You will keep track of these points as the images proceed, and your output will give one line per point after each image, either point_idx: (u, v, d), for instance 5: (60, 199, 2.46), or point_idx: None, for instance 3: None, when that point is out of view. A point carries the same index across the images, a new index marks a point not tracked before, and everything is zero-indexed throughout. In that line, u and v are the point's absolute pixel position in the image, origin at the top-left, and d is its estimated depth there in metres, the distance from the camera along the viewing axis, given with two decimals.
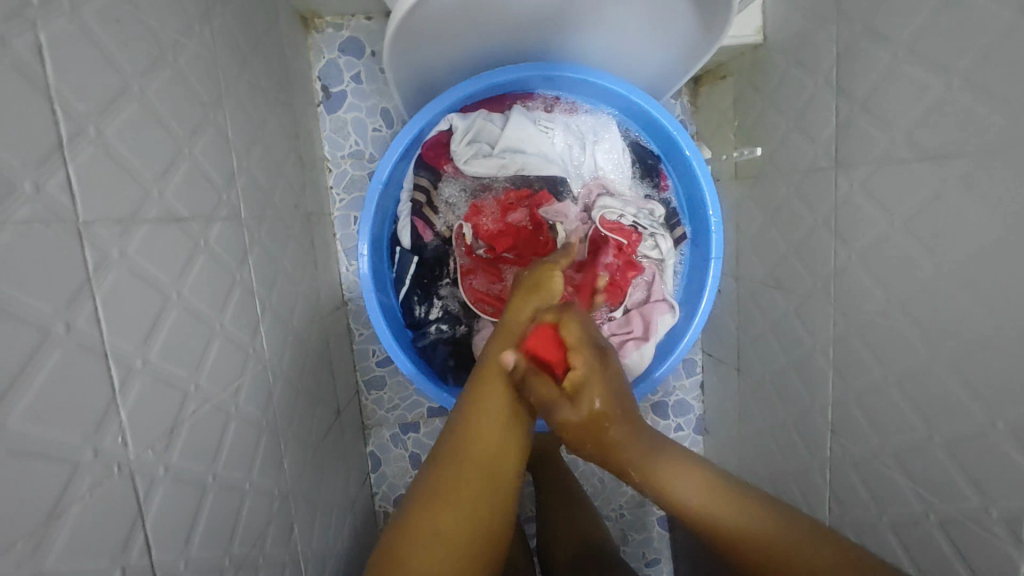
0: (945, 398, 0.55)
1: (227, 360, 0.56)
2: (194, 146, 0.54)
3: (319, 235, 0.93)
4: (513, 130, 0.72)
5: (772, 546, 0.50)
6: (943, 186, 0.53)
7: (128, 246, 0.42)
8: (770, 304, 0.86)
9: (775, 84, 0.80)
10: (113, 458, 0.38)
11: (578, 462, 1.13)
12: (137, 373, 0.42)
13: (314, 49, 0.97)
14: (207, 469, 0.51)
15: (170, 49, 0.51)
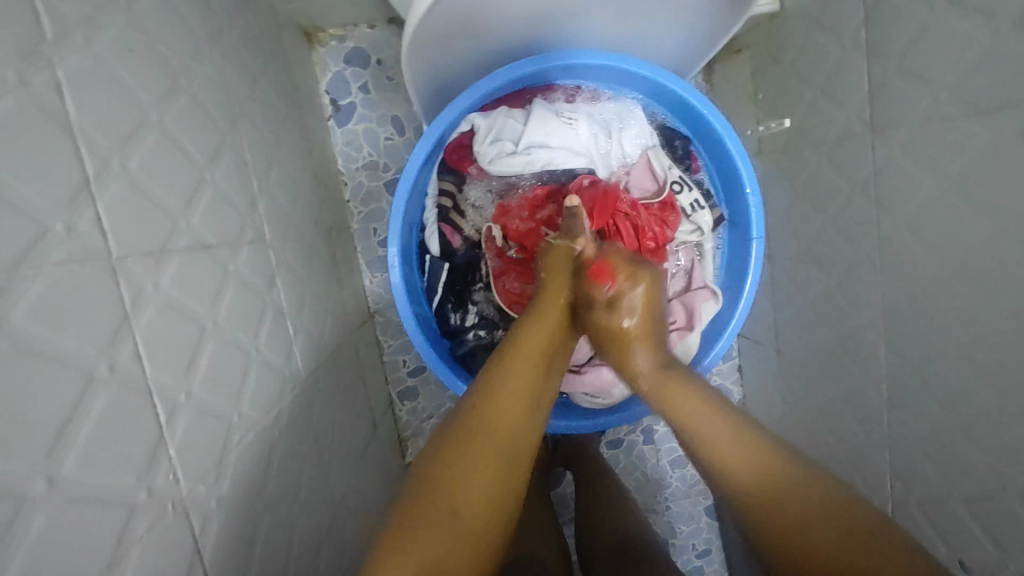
0: (1016, 365, 0.52)
1: (266, 385, 0.55)
2: (215, 171, 0.53)
3: (340, 250, 0.92)
4: (535, 125, 0.69)
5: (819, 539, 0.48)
6: (997, 141, 0.50)
7: (161, 278, 0.41)
8: (809, 281, 0.83)
9: (796, 53, 0.77)
10: (166, 496, 0.38)
11: (619, 457, 1.12)
12: (182, 407, 0.41)
13: (319, 63, 0.97)
14: (257, 497, 0.50)
15: (183, 75, 0.50)
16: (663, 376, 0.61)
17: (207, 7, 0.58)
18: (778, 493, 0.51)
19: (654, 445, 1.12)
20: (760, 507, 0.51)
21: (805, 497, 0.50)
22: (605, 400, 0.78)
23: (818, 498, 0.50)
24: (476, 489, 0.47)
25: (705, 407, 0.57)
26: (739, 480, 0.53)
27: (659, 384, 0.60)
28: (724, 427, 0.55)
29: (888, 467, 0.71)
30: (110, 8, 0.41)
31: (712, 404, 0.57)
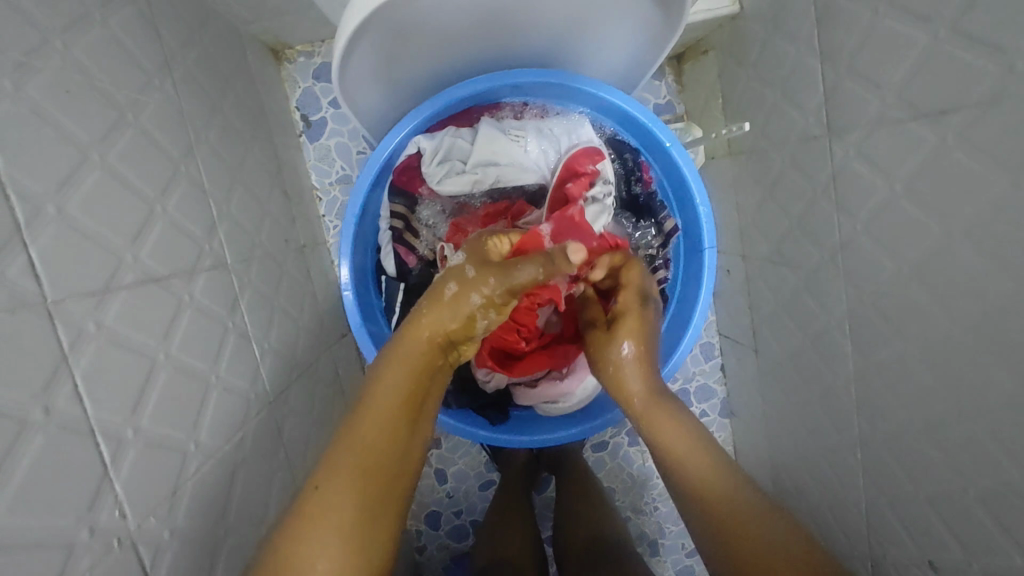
0: (969, 367, 0.52)
1: (228, 410, 0.56)
2: (167, 202, 0.54)
3: (315, 266, 0.93)
4: (483, 142, 0.70)
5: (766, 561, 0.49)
6: (941, 145, 0.50)
7: (104, 315, 0.42)
8: (780, 281, 0.83)
9: (757, 54, 0.77)
10: (111, 533, 0.39)
11: (604, 461, 1.12)
12: (129, 443, 0.42)
13: (288, 80, 0.97)
14: (218, 523, 0.51)
15: (129, 109, 0.51)
16: (653, 405, 0.60)
17: (158, 37, 0.58)
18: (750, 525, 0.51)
19: (639, 447, 1.12)
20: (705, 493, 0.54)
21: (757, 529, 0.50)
22: (564, 403, 0.77)
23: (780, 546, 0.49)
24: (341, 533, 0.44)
25: (686, 435, 0.57)
26: (697, 480, 0.54)
27: (647, 410, 0.60)
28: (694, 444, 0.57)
29: (859, 466, 0.71)
30: (44, 51, 0.41)
31: (693, 433, 0.57)
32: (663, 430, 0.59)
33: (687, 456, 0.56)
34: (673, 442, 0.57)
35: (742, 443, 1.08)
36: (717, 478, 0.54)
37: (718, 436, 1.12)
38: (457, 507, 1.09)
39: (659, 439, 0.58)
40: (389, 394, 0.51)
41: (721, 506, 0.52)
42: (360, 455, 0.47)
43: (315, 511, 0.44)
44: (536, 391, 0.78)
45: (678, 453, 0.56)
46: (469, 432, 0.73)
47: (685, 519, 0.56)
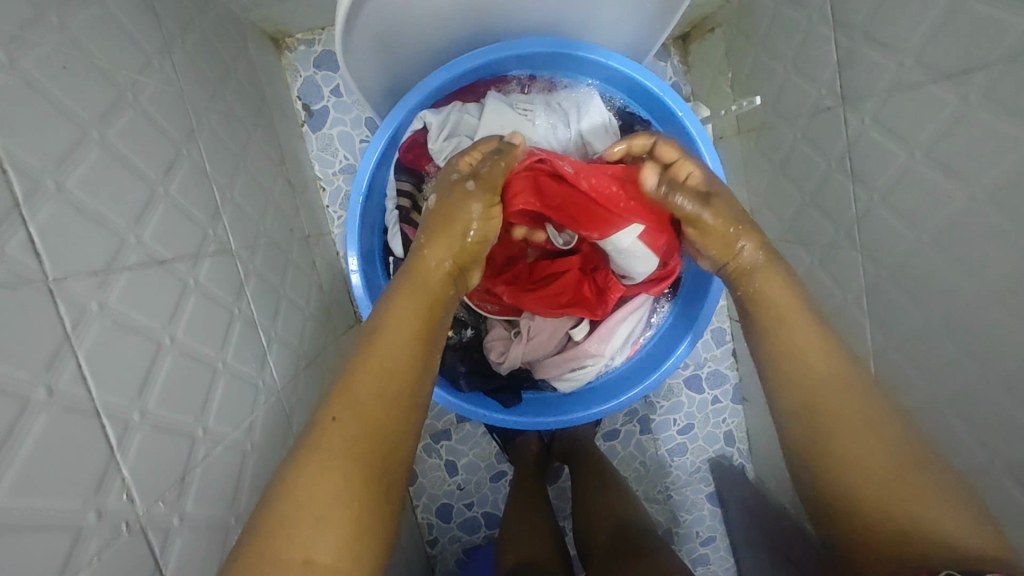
0: (998, 336, 0.50)
1: (236, 396, 0.55)
2: (169, 185, 0.53)
3: (320, 256, 0.92)
4: (489, 117, 0.68)
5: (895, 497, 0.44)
6: (964, 108, 0.49)
7: (108, 296, 0.41)
8: (793, 260, 0.81)
9: (766, 28, 0.75)
10: (120, 517, 0.37)
11: (617, 449, 1.10)
12: (135, 426, 0.41)
13: (289, 69, 0.96)
14: (228, 510, 0.50)
15: (128, 89, 0.50)
16: (759, 268, 0.57)
17: (157, 18, 0.57)
18: (872, 431, 0.46)
19: (651, 435, 1.10)
20: (832, 392, 0.49)
21: (871, 448, 0.46)
22: (595, 363, 0.76)
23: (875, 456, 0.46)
24: (362, 435, 0.44)
25: (785, 287, 0.56)
26: (806, 372, 0.51)
27: (757, 270, 0.57)
28: (808, 325, 0.53)
29: None
30: (40, 26, 0.40)
31: (791, 284, 0.56)
32: (771, 290, 0.56)
33: (802, 337, 0.52)
34: (799, 338, 0.52)
35: (756, 429, 1.07)
36: (834, 369, 0.51)
37: (730, 422, 1.11)
38: (469, 499, 1.08)
39: (766, 301, 0.56)
40: (406, 314, 0.53)
41: (820, 392, 0.50)
42: (371, 377, 0.48)
43: (332, 430, 0.44)
44: (562, 357, 0.76)
45: (801, 346, 0.52)
46: (480, 412, 0.72)
47: (781, 425, 0.52)
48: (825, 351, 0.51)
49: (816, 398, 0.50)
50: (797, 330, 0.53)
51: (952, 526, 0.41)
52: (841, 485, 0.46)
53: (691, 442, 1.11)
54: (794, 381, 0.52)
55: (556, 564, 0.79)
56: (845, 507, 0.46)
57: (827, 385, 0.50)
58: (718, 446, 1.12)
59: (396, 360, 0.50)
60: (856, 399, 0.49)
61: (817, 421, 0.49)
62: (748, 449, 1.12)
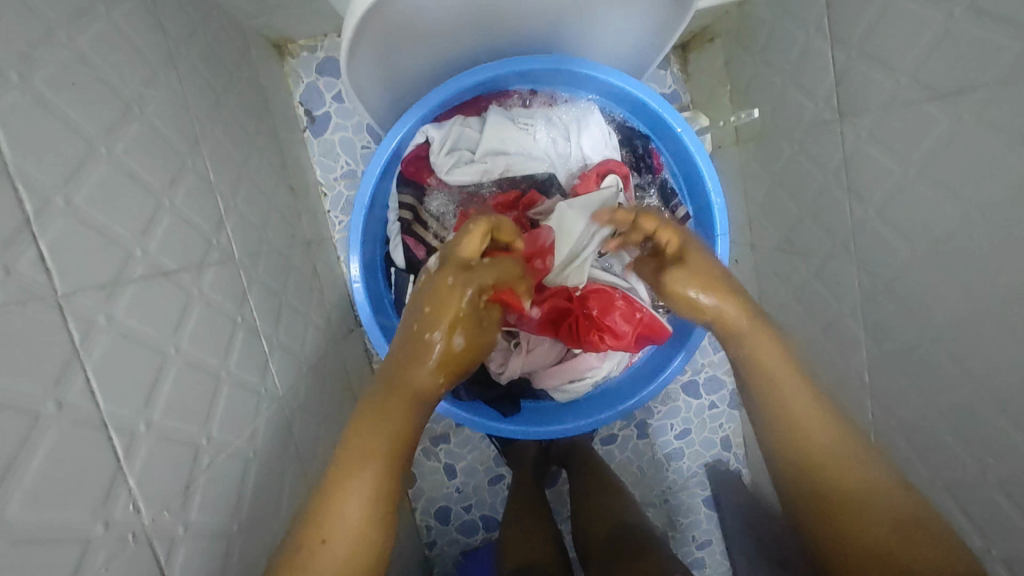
0: (990, 350, 0.51)
1: (239, 405, 0.56)
2: (174, 196, 0.53)
3: (321, 261, 0.93)
4: (491, 132, 0.71)
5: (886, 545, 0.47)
6: (957, 127, 0.49)
7: (115, 309, 0.42)
8: (790, 270, 0.82)
9: (765, 41, 0.76)
10: (126, 527, 0.38)
11: (614, 453, 1.11)
12: (142, 437, 0.41)
13: (291, 75, 0.96)
14: (231, 518, 0.50)
15: (135, 102, 0.50)
16: (755, 332, 0.59)
17: (162, 30, 0.58)
18: (847, 466, 0.52)
19: (649, 440, 1.11)
20: (807, 429, 0.54)
21: (874, 504, 0.50)
22: (592, 377, 0.78)
23: (884, 501, 0.50)
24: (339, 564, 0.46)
25: (781, 350, 0.58)
26: (812, 449, 0.53)
27: (754, 332, 0.59)
28: (791, 372, 0.57)
29: None
30: (49, 43, 0.41)
31: (784, 347, 0.58)
32: (764, 353, 0.58)
33: (789, 380, 0.56)
34: (790, 386, 0.56)
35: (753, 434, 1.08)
36: (837, 435, 0.54)
37: (726, 428, 1.12)
38: (467, 502, 1.09)
39: (755, 360, 0.58)
40: (375, 428, 0.51)
41: (827, 459, 0.53)
42: (345, 481, 0.49)
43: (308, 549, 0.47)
44: (560, 369, 0.77)
45: (789, 401, 0.55)
46: (479, 421, 0.73)
47: (768, 456, 0.57)
48: (815, 401, 0.55)
49: (819, 461, 0.53)
50: (775, 357, 0.57)
51: (946, 566, 0.45)
52: (840, 546, 0.49)
53: (688, 447, 1.12)
54: (785, 418, 0.55)
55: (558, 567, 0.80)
56: (824, 548, 0.50)
57: (837, 454, 0.53)
58: (714, 451, 1.13)
59: (374, 465, 0.50)
60: (834, 437, 0.53)
61: (816, 490, 0.52)
62: (745, 454, 1.13)
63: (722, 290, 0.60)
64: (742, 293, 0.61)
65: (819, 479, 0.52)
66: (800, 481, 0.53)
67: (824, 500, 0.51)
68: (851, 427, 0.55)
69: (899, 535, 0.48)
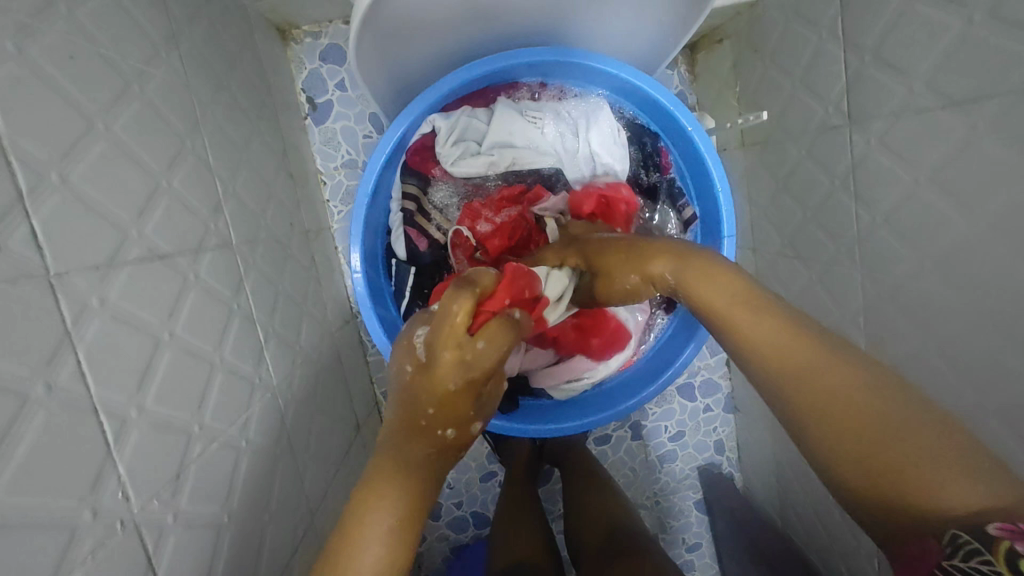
0: (994, 362, 0.51)
1: (232, 393, 0.54)
2: (172, 178, 0.52)
3: (319, 251, 0.91)
4: (497, 125, 0.72)
5: (876, 461, 0.36)
6: (970, 136, 0.49)
7: (109, 291, 0.41)
8: (791, 275, 0.82)
9: (776, 43, 0.75)
10: (115, 515, 0.37)
11: (608, 454, 1.11)
12: (133, 424, 0.40)
13: (294, 60, 0.95)
14: (222, 508, 0.49)
15: (135, 80, 0.49)
16: (685, 271, 0.52)
17: (164, 8, 0.57)
18: (882, 403, 0.38)
19: (642, 441, 1.11)
20: (766, 332, 0.45)
21: (837, 396, 0.39)
22: (590, 378, 0.77)
23: (834, 374, 0.40)
24: None
25: (731, 280, 0.49)
26: (755, 342, 0.45)
27: (682, 275, 0.52)
28: (746, 306, 0.47)
29: None
30: (48, 14, 0.40)
31: (738, 277, 0.49)
32: (702, 287, 0.50)
33: (743, 317, 0.46)
34: (738, 314, 0.47)
35: (746, 438, 1.08)
36: (783, 334, 0.44)
37: (720, 431, 1.12)
38: (459, 498, 1.08)
39: (701, 296, 0.50)
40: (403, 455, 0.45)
41: (778, 353, 0.43)
42: (375, 525, 0.42)
43: None
44: (560, 368, 0.77)
45: (746, 328, 0.46)
46: None
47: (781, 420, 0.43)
48: (772, 321, 0.45)
49: (783, 364, 0.43)
50: (762, 322, 0.45)
51: (951, 493, 0.33)
52: (815, 433, 0.40)
53: (681, 450, 1.12)
54: (768, 357, 0.44)
55: (551, 565, 0.79)
56: (847, 477, 0.37)
57: (800, 361, 0.42)
58: (707, 454, 1.13)
59: (404, 506, 0.43)
60: (834, 366, 0.41)
61: (799, 379, 0.42)
62: (737, 458, 1.13)
63: (647, 257, 0.55)
64: (678, 245, 0.55)
65: (833, 455, 0.38)
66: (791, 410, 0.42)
67: (865, 490, 0.36)
68: (819, 331, 0.44)
69: (866, 436, 0.37)
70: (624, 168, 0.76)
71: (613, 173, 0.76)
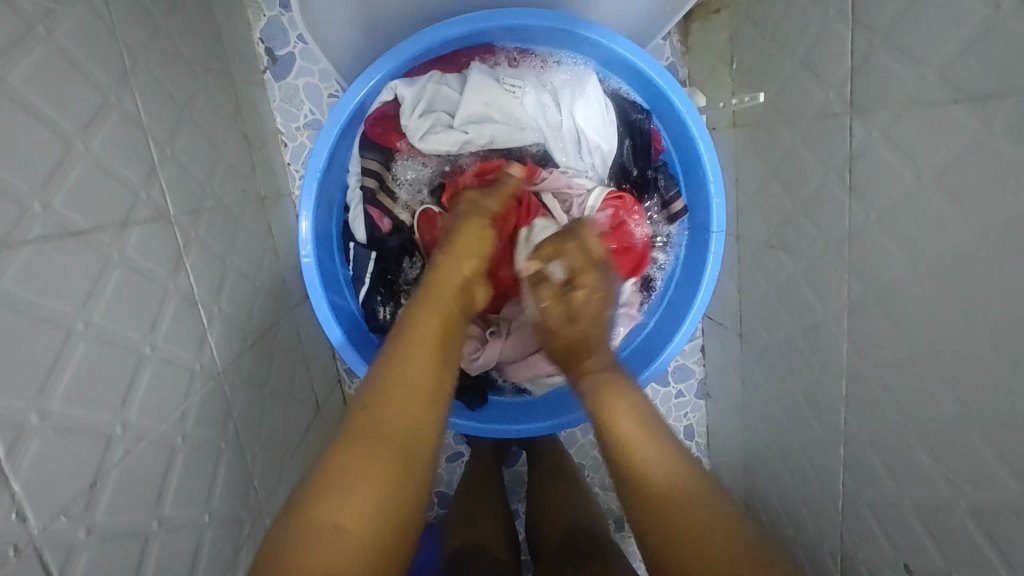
0: (981, 376, 0.49)
1: (165, 385, 0.49)
2: (92, 139, 0.45)
3: (277, 221, 0.85)
4: (470, 92, 0.70)
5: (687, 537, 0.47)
6: (984, 135, 0.45)
7: (0, 277, 0.34)
8: (777, 267, 0.79)
9: (777, 16, 0.70)
10: (7, 539, 0.33)
11: (576, 436, 1.10)
12: (33, 431, 0.35)
13: (252, 6, 0.85)
14: (150, 513, 0.45)
15: (41, 20, 0.41)
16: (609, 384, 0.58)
17: None
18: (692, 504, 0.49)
19: None
20: (659, 460, 0.52)
21: (698, 512, 0.48)
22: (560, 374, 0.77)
23: (668, 478, 0.50)
24: (429, 332, 0.53)
25: (637, 416, 0.55)
26: (648, 474, 0.51)
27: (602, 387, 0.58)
28: (642, 435, 0.53)
29: (840, 462, 0.69)
30: None
31: (644, 413, 0.55)
32: (616, 411, 0.55)
33: (640, 442, 0.53)
34: (624, 425, 0.54)
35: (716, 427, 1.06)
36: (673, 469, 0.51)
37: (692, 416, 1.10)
38: None
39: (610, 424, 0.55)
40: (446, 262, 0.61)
41: (651, 482, 0.50)
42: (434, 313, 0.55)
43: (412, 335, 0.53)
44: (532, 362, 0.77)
45: (625, 433, 0.53)
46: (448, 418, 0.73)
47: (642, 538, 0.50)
48: (665, 453, 0.52)
49: (643, 491, 0.50)
50: (629, 431, 0.53)
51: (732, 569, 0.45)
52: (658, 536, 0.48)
53: None
54: (635, 479, 0.51)
55: (500, 550, 0.78)
56: (671, 542, 0.48)
57: (669, 483, 0.50)
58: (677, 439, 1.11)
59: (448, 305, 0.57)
60: (666, 470, 0.51)
61: (637, 497, 0.50)
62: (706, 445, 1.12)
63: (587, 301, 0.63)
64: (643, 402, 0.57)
65: (665, 511, 0.49)
66: (647, 508, 0.50)
67: (675, 541, 0.47)
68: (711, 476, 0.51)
69: (713, 523, 0.47)
70: (609, 148, 0.75)
71: (599, 153, 0.75)
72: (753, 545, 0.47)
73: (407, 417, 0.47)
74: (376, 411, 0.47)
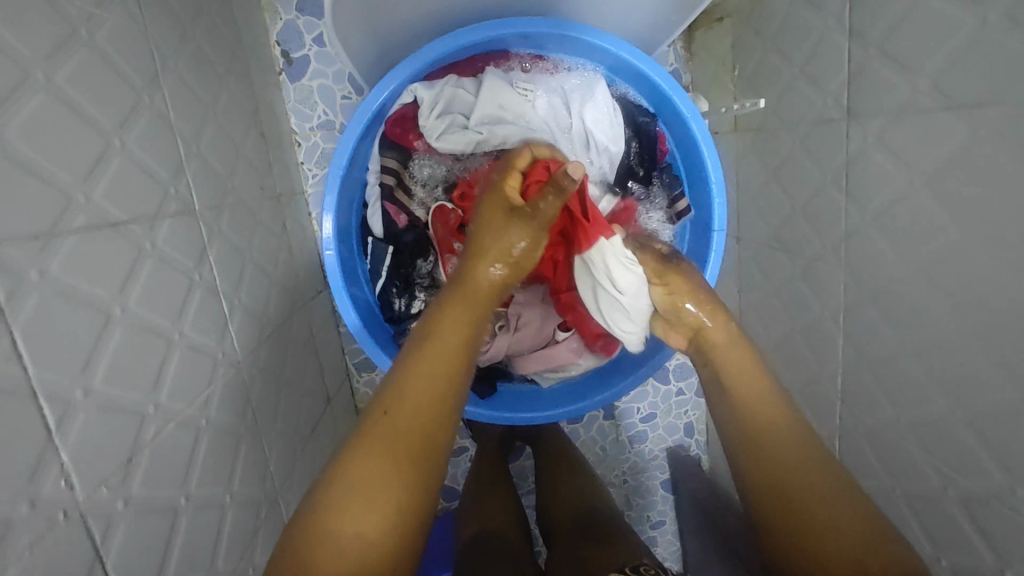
0: (968, 371, 0.51)
1: (192, 371, 0.51)
2: (127, 136, 0.48)
3: (291, 217, 0.87)
4: (485, 96, 0.73)
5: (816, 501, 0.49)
6: (972, 141, 0.48)
7: (50, 264, 0.37)
8: (776, 267, 0.81)
9: (779, 24, 0.72)
10: (56, 507, 0.36)
11: (579, 432, 1.12)
12: (78, 406, 0.38)
13: (269, 9, 0.88)
14: (178, 490, 0.48)
15: (83, 25, 0.44)
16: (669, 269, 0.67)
17: None
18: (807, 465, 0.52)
19: (614, 421, 1.12)
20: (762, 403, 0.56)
21: (821, 476, 0.51)
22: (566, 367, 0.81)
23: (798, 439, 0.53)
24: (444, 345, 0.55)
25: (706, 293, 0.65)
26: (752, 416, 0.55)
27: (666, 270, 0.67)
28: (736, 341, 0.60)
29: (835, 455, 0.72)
30: None
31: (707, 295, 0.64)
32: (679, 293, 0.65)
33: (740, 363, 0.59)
34: (717, 334, 0.61)
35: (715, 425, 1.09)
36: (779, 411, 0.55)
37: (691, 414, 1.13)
38: None
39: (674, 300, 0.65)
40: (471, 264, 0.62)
41: (766, 422, 0.54)
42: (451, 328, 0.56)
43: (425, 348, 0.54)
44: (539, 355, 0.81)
45: (734, 367, 0.58)
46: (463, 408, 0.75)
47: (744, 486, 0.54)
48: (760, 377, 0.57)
49: (769, 429, 0.54)
50: (729, 352, 0.60)
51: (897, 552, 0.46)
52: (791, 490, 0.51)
53: (651, 431, 1.13)
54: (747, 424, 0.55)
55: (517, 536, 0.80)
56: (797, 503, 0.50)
57: (773, 430, 0.54)
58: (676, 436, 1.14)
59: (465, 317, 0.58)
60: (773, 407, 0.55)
61: (760, 449, 0.54)
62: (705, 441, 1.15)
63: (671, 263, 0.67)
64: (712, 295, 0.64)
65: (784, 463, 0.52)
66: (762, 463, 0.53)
67: (794, 495, 0.50)
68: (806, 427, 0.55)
69: (835, 493, 0.50)
70: (618, 150, 0.77)
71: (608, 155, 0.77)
72: (861, 505, 0.49)
73: (399, 443, 0.48)
74: (373, 433, 0.48)
